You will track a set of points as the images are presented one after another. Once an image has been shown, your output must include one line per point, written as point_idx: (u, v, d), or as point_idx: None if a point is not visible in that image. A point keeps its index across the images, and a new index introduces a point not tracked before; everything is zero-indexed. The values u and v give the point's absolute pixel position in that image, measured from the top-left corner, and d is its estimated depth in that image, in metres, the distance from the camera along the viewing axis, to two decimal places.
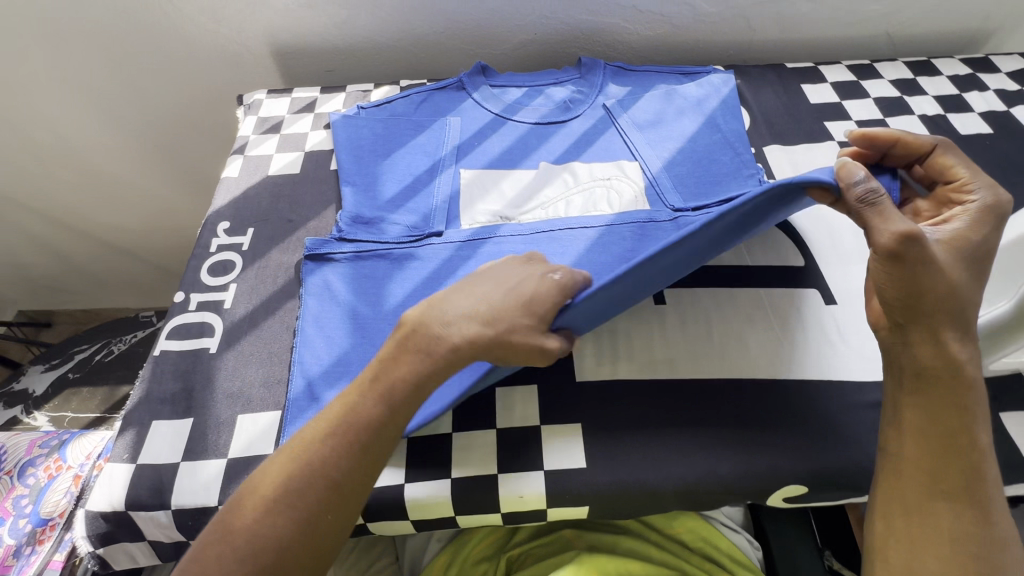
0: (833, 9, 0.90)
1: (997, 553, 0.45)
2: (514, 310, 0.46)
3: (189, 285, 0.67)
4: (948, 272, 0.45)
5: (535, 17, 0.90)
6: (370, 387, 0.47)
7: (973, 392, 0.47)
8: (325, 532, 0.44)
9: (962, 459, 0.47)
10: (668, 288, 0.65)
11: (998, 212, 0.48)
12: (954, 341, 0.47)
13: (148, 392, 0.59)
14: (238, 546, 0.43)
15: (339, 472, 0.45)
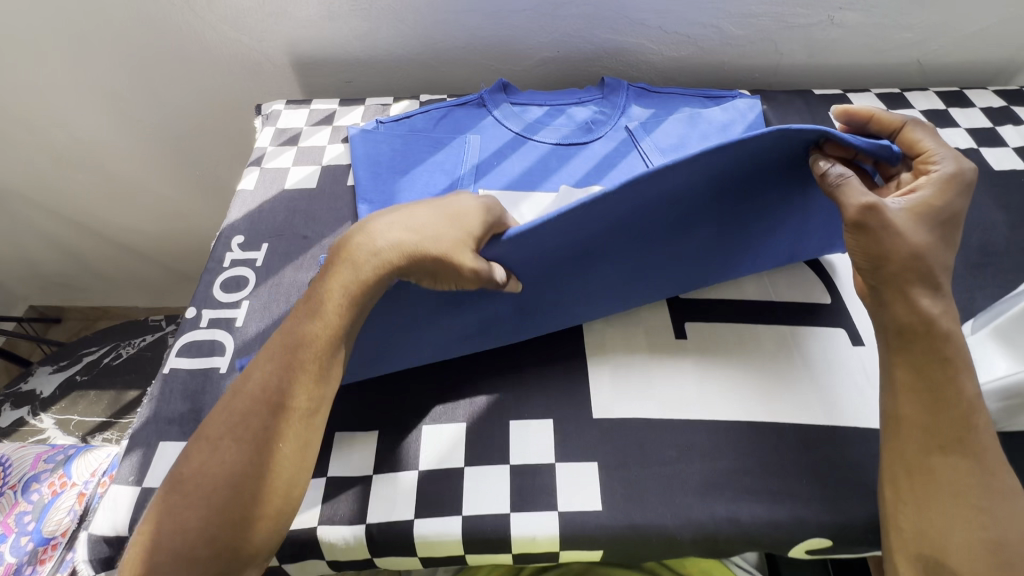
0: (863, 36, 0.88)
1: (998, 505, 0.45)
2: (441, 227, 0.53)
3: (201, 300, 0.66)
4: (908, 239, 0.47)
5: (558, 35, 0.89)
6: (302, 311, 0.52)
7: (954, 340, 0.48)
8: (279, 462, 0.48)
9: (955, 408, 0.47)
10: (689, 322, 0.63)
11: (960, 179, 0.50)
12: (924, 298, 0.48)
13: (156, 412, 0.58)
14: (194, 481, 0.46)
15: (283, 406, 0.49)
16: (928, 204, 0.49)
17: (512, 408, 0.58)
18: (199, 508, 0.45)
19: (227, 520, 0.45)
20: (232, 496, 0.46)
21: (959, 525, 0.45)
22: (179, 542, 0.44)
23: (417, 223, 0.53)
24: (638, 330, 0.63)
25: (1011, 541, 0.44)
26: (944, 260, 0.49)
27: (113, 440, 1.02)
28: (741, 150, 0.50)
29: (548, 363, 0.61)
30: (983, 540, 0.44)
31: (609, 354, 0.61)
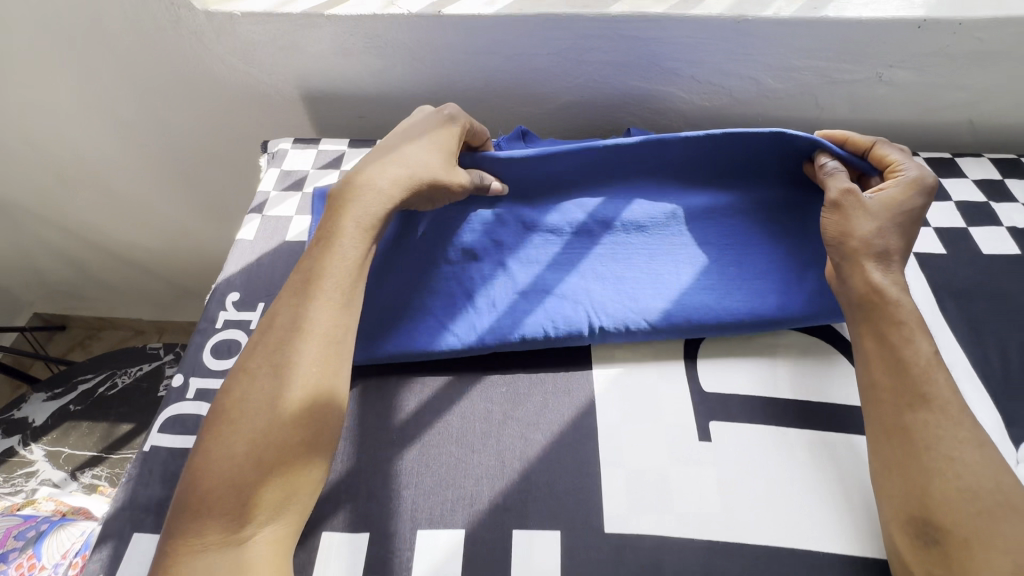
0: (913, 95, 0.81)
1: (970, 456, 0.48)
2: (422, 155, 0.61)
3: (190, 367, 0.62)
4: (869, 219, 0.57)
5: (583, 80, 0.84)
6: (321, 249, 0.56)
7: (905, 304, 0.55)
8: (306, 387, 0.50)
9: (914, 362, 0.52)
10: (713, 422, 0.57)
11: (923, 183, 0.59)
12: (875, 268, 0.56)
13: (132, 497, 0.54)
14: (233, 411, 0.50)
15: (308, 335, 0.52)
16: (892, 198, 0.58)
17: (516, 515, 0.52)
18: (237, 435, 0.48)
19: (264, 443, 0.48)
20: (264, 424, 0.48)
21: (935, 479, 0.47)
22: (221, 466, 0.47)
23: (401, 153, 0.62)
24: (658, 429, 0.57)
25: (987, 489, 0.46)
26: (900, 245, 0.57)
27: (102, 477, 0.99)
28: (744, 139, 0.65)
29: (557, 464, 0.55)
30: (960, 491, 0.46)
31: (624, 453, 0.56)
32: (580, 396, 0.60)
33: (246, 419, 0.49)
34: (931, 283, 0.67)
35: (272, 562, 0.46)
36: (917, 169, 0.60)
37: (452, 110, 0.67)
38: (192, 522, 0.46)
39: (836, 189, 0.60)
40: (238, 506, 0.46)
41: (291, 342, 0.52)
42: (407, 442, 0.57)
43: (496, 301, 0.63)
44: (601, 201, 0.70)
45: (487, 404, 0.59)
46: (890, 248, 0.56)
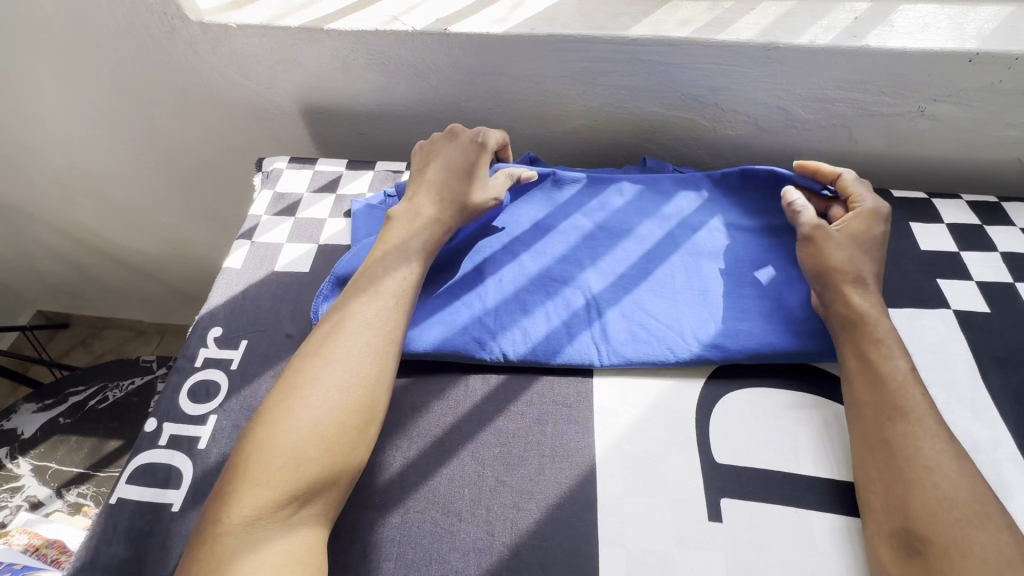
0: (958, 132, 0.74)
1: (949, 465, 0.46)
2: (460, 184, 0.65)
3: (165, 411, 0.58)
4: (841, 250, 0.59)
5: (598, 104, 0.78)
6: (394, 249, 0.59)
7: (883, 325, 0.55)
8: (372, 378, 0.51)
9: (892, 375, 0.51)
10: (725, 500, 0.52)
11: (880, 214, 0.61)
12: (858, 296, 0.56)
13: (94, 557, 0.51)
14: (301, 389, 0.49)
15: (375, 331, 0.53)
16: (855, 229, 0.60)
17: None
18: (307, 410, 0.48)
19: (332, 424, 0.48)
20: (335, 405, 0.48)
21: (916, 488, 0.45)
22: (288, 439, 0.46)
23: (438, 183, 0.65)
24: (663, 504, 0.52)
25: (965, 498, 0.44)
26: (872, 271, 0.58)
27: (87, 495, 0.95)
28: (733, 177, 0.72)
29: (551, 541, 0.50)
30: (940, 500, 0.44)
31: (625, 532, 0.51)
32: (579, 464, 0.54)
33: (320, 398, 0.48)
34: (972, 347, 0.61)
35: (313, 547, 0.45)
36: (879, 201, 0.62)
37: (482, 133, 0.69)
38: (249, 491, 0.45)
39: (807, 222, 0.62)
40: (298, 481, 0.45)
41: (365, 333, 0.53)
42: (390, 505, 0.53)
43: (542, 314, 0.62)
44: (645, 223, 0.70)
45: (479, 467, 0.54)
46: (862, 275, 0.57)
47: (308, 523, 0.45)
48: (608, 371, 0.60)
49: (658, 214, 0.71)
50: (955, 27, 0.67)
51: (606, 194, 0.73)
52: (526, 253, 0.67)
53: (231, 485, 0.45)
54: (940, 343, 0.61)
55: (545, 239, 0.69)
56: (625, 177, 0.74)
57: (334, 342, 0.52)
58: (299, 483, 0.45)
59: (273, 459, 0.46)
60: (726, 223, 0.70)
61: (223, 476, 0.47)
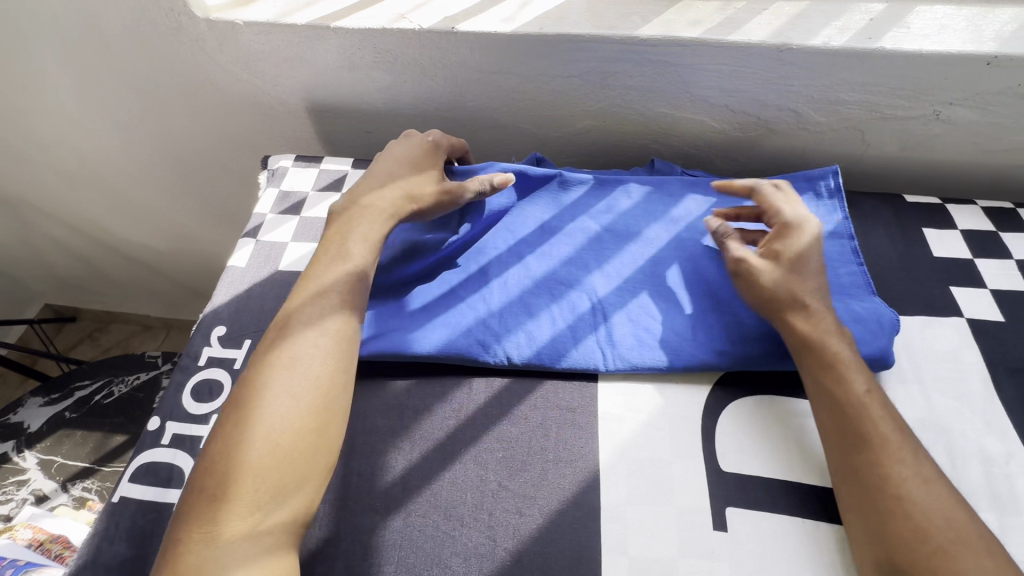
0: (974, 136, 0.73)
1: (918, 491, 0.45)
2: (406, 173, 0.65)
3: (168, 410, 0.58)
4: (773, 280, 0.56)
5: (606, 104, 0.77)
6: (338, 253, 0.58)
7: (839, 346, 0.53)
8: (325, 378, 0.49)
9: (846, 399, 0.50)
10: (730, 508, 0.52)
11: (799, 230, 0.58)
12: (803, 323, 0.54)
13: (96, 555, 0.50)
14: (251, 398, 0.47)
15: (323, 331, 0.52)
16: (781, 253, 0.57)
17: None
18: (260, 420, 0.46)
19: (287, 431, 0.46)
20: (287, 411, 0.47)
21: (889, 521, 0.44)
22: (243, 448, 0.45)
23: (385, 173, 0.65)
24: (668, 512, 0.51)
25: (937, 526, 0.43)
26: (807, 288, 0.56)
27: (92, 490, 0.96)
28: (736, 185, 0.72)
29: (553, 546, 0.50)
30: (914, 531, 0.43)
31: (628, 539, 0.50)
32: (583, 469, 0.54)
33: (272, 406, 0.47)
34: (986, 356, 0.60)
35: (283, 553, 0.43)
36: (797, 213, 0.59)
37: (435, 136, 0.71)
38: (209, 506, 0.43)
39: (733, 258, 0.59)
40: (257, 492, 0.44)
41: (315, 338, 0.51)
42: (391, 509, 0.52)
43: (546, 317, 0.61)
44: (653, 224, 0.69)
45: (482, 471, 0.54)
46: (797, 296, 0.55)
47: (277, 530, 0.44)
48: (613, 376, 0.60)
49: (667, 217, 0.70)
50: (972, 29, 0.65)
51: (614, 196, 0.72)
52: (532, 255, 0.67)
53: (192, 504, 0.44)
54: (953, 352, 0.60)
55: (551, 241, 0.68)
56: (633, 179, 0.74)
57: (280, 350, 0.50)
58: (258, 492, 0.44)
59: (228, 471, 0.44)
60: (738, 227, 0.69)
61: (185, 494, 0.45)
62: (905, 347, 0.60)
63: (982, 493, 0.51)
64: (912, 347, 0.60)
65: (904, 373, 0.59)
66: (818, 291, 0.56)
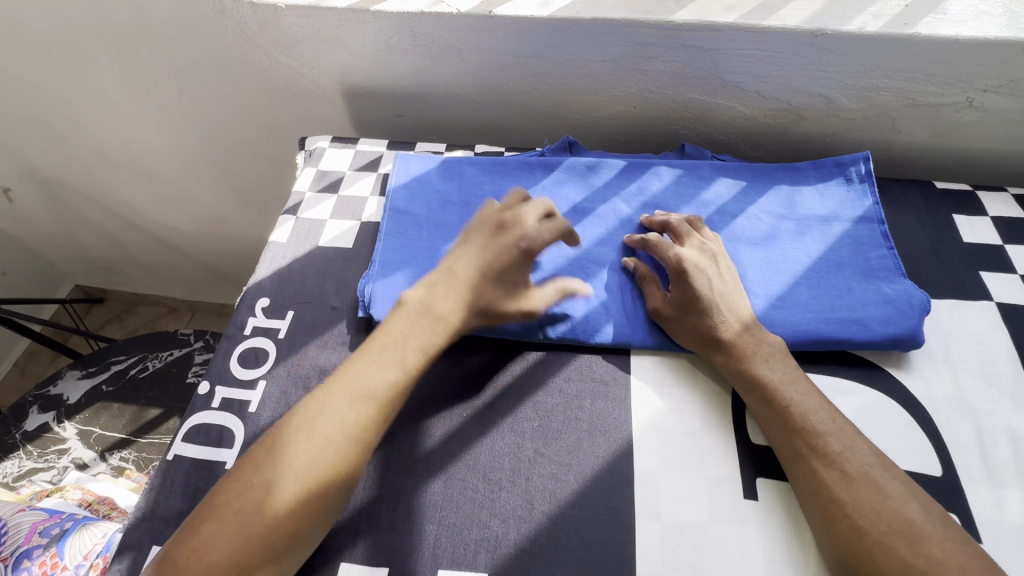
0: (1007, 123, 0.73)
1: (848, 491, 0.47)
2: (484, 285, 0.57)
3: (216, 375, 0.61)
4: (698, 322, 0.57)
5: (637, 90, 0.79)
6: (392, 364, 0.52)
7: (776, 366, 0.55)
8: (333, 487, 0.48)
9: (773, 412, 0.53)
10: (760, 478, 0.53)
11: (697, 269, 0.60)
12: (740, 357, 0.55)
13: (153, 508, 0.53)
14: (257, 484, 0.46)
15: (351, 438, 0.49)
16: (695, 293, 0.58)
17: (541, 563, 0.49)
18: (257, 514, 0.45)
19: (277, 532, 0.45)
20: (291, 501, 0.46)
21: (832, 520, 0.47)
22: (229, 536, 0.44)
23: (460, 273, 0.57)
24: (698, 481, 0.53)
25: (870, 522, 0.45)
26: (721, 320, 0.57)
27: (129, 459, 0.99)
28: (767, 171, 0.73)
29: (587, 510, 0.52)
30: (851, 530, 0.46)
31: (661, 505, 0.52)
32: (617, 438, 0.56)
33: (269, 479, 0.46)
34: (1016, 339, 0.60)
35: None
36: (679, 254, 0.61)
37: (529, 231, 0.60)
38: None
39: (655, 304, 0.60)
40: None
41: (335, 437, 0.48)
42: (432, 472, 0.54)
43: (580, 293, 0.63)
44: (687, 206, 0.70)
45: (518, 438, 0.56)
46: (716, 333, 0.57)
47: None
48: (645, 352, 0.61)
49: (698, 201, 0.71)
50: (1009, 15, 0.66)
51: (643, 181, 0.73)
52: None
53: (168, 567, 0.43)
54: (981, 335, 0.61)
55: (584, 222, 0.69)
56: (662, 163, 0.74)
57: (306, 439, 0.48)
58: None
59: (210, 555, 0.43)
60: (768, 211, 0.70)
61: (169, 544, 0.45)
62: (934, 330, 0.61)
63: (1009, 469, 0.53)
64: (941, 329, 0.61)
65: (932, 354, 0.60)
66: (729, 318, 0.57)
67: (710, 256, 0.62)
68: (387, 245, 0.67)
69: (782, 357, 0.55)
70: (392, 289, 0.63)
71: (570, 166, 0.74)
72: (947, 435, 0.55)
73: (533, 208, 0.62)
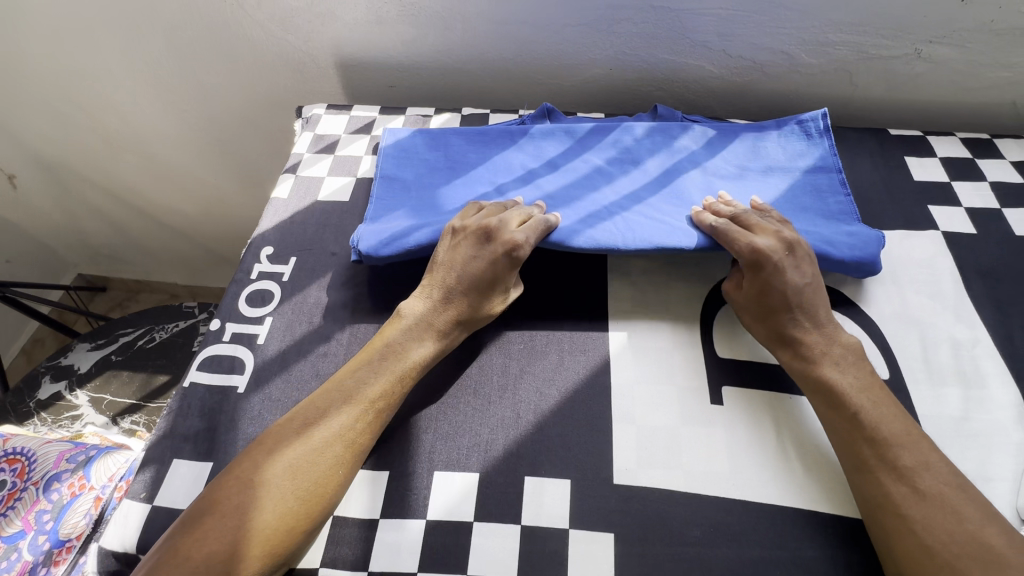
0: (954, 73, 0.79)
1: (915, 508, 0.47)
2: (473, 293, 0.60)
3: (226, 313, 0.66)
4: (778, 321, 0.57)
5: (613, 52, 0.84)
6: (379, 367, 0.56)
7: (848, 376, 0.54)
8: (322, 476, 0.50)
9: (842, 422, 0.52)
10: (726, 386, 0.59)
11: (783, 265, 0.57)
12: (820, 361, 0.55)
13: (173, 427, 0.58)
14: (254, 462, 0.50)
15: (336, 437, 0.52)
16: (780, 294, 0.56)
17: (528, 462, 0.55)
18: (250, 490, 0.49)
19: (261, 510, 0.48)
20: (278, 480, 0.49)
21: (896, 537, 0.47)
22: (224, 510, 0.48)
23: (449, 281, 0.60)
24: (669, 389, 0.59)
25: (943, 542, 0.45)
26: (803, 323, 0.56)
27: (139, 422, 1.05)
28: (733, 129, 0.78)
29: (572, 418, 0.57)
30: (918, 547, 0.46)
31: (636, 412, 0.57)
32: (596, 355, 0.61)
33: (268, 477, 0.49)
34: (959, 262, 0.66)
35: None
36: (754, 243, 0.57)
37: (518, 237, 0.59)
38: (181, 538, 0.47)
39: (736, 303, 0.61)
40: (213, 553, 0.46)
41: (327, 431, 0.52)
42: (428, 390, 0.60)
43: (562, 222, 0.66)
44: (660, 159, 0.75)
45: (506, 359, 0.61)
46: (795, 334, 0.56)
47: None
48: (619, 282, 0.67)
49: (670, 157, 0.75)
50: None
51: (617, 141, 0.77)
52: (547, 185, 0.72)
53: (178, 530, 0.48)
54: (928, 259, 0.66)
55: (564, 175, 0.74)
56: (637, 125, 0.78)
57: (303, 430, 0.52)
58: (212, 548, 0.46)
59: (203, 523, 0.47)
60: (736, 161, 0.75)
61: (186, 511, 0.49)
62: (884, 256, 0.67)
63: (949, 371, 0.58)
64: (891, 255, 0.67)
65: (882, 277, 0.65)
66: (808, 320, 0.57)
67: (788, 245, 0.58)
68: (378, 205, 0.71)
69: (851, 363, 0.55)
70: (383, 228, 0.66)
71: (548, 131, 0.78)
72: (894, 345, 0.60)
73: (516, 212, 0.62)
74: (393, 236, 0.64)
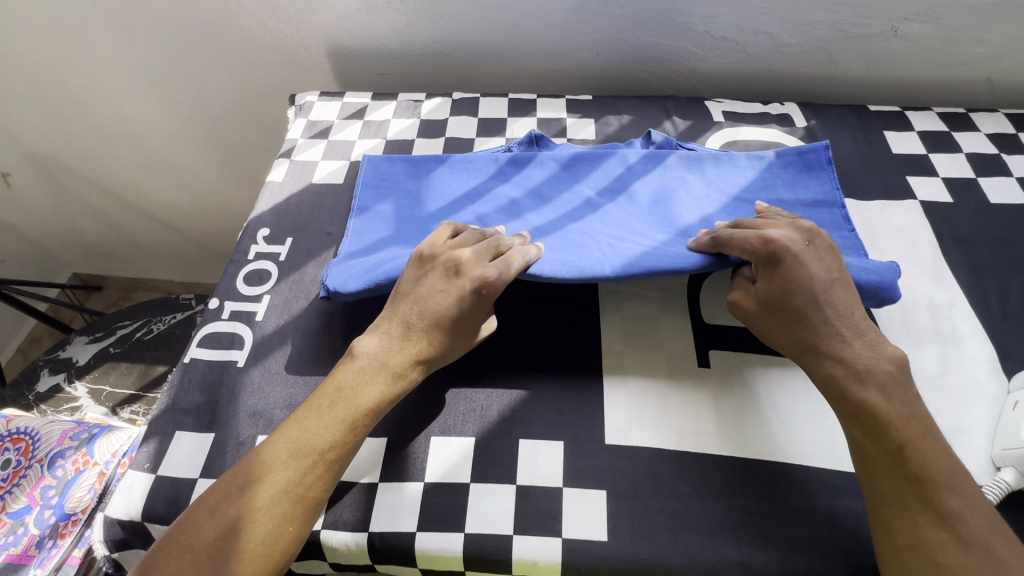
0: (930, 50, 0.81)
1: (957, 556, 0.42)
2: (442, 328, 0.54)
3: (224, 292, 0.67)
4: (803, 327, 0.52)
5: (600, 35, 0.86)
6: (341, 416, 0.51)
7: (892, 408, 0.48)
8: (264, 539, 0.47)
9: (892, 461, 0.46)
10: (713, 349, 0.61)
11: (801, 259, 0.53)
12: (851, 384, 0.49)
13: (174, 402, 0.59)
14: (194, 522, 0.47)
15: (284, 495, 0.48)
16: (802, 293, 0.52)
17: (522, 426, 0.56)
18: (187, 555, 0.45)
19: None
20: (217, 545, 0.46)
21: None
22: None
23: (417, 313, 0.54)
24: (658, 355, 0.61)
25: None
26: (836, 334, 0.51)
27: (139, 412, 1.05)
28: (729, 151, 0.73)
29: (563, 384, 0.59)
30: None
31: (626, 378, 0.59)
32: (586, 323, 0.63)
33: (209, 540, 0.46)
34: (936, 229, 0.68)
35: None
36: (768, 237, 0.54)
37: (491, 271, 0.54)
38: None
39: (751, 313, 0.55)
40: None
41: (273, 488, 0.48)
42: None
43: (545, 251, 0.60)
44: (653, 182, 0.70)
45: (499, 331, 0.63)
46: (821, 347, 0.51)
47: None
48: None
49: (662, 189, 0.68)
50: None
51: (608, 168, 0.71)
52: (531, 215, 0.67)
53: None
54: (906, 228, 0.68)
55: (550, 203, 0.69)
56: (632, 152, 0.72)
57: (246, 487, 0.48)
58: None
59: None
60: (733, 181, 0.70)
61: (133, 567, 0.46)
62: (865, 225, 0.69)
63: (927, 330, 0.60)
64: (871, 225, 0.69)
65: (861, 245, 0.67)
66: (847, 339, 0.51)
67: (805, 232, 0.55)
68: (351, 240, 0.66)
69: (897, 384, 0.49)
70: (353, 266, 0.61)
71: (534, 159, 0.73)
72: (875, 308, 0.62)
73: (489, 243, 0.57)
74: (362, 273, 0.59)
